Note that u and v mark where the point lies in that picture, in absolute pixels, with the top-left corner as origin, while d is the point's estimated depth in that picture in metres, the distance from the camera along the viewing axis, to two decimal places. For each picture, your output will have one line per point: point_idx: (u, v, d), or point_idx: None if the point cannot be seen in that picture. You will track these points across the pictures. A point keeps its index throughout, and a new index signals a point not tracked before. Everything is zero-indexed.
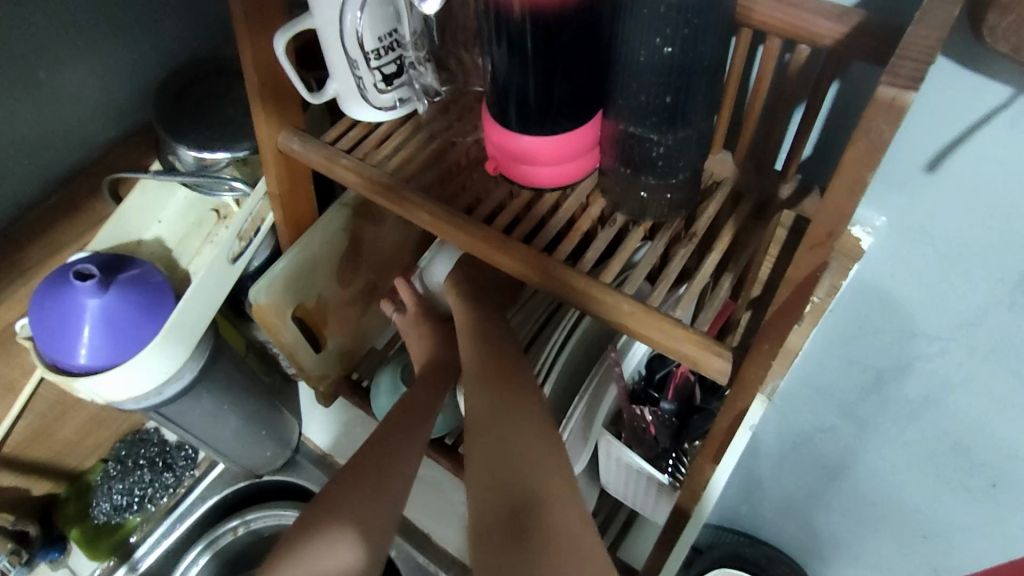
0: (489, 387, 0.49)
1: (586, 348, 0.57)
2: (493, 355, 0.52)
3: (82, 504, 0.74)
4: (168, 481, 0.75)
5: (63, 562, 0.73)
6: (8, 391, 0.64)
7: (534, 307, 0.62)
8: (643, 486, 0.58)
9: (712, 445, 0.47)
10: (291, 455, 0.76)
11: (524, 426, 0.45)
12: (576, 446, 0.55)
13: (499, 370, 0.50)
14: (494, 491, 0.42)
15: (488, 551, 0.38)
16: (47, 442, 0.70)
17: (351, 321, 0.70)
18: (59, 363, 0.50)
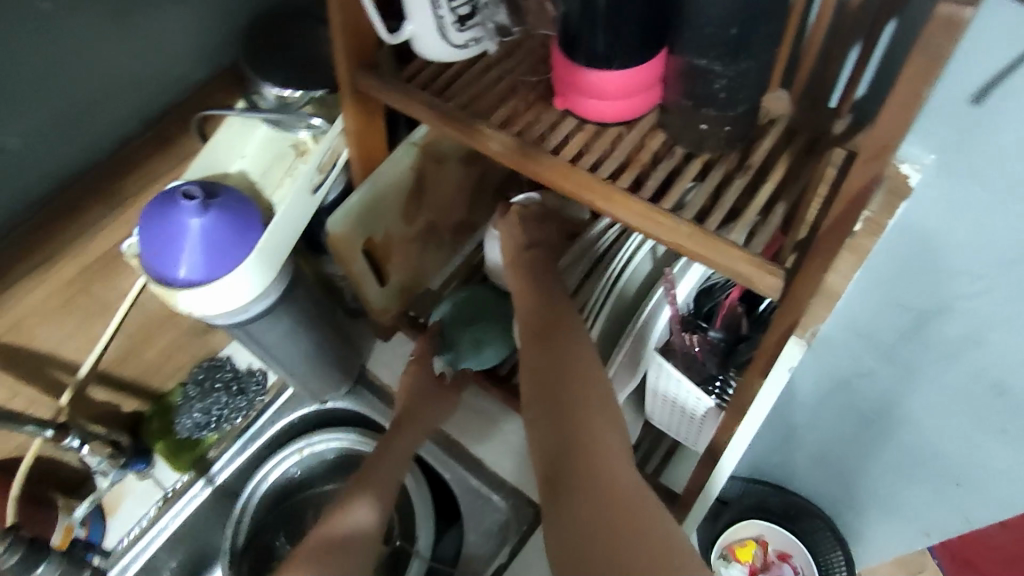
0: (543, 359, 0.55)
1: (633, 292, 0.61)
2: (556, 310, 0.58)
3: (165, 422, 0.80)
4: (242, 405, 0.81)
5: (148, 473, 0.79)
6: (104, 310, 0.69)
7: (587, 248, 0.66)
8: (693, 420, 0.62)
9: (761, 360, 0.50)
10: (354, 384, 0.81)
11: (578, 402, 0.51)
12: (623, 376, 0.60)
13: (558, 333, 0.56)
14: (576, 462, 0.47)
15: (570, 517, 0.44)
16: (136, 361, 0.77)
17: (413, 255, 0.75)
18: (161, 276, 0.55)
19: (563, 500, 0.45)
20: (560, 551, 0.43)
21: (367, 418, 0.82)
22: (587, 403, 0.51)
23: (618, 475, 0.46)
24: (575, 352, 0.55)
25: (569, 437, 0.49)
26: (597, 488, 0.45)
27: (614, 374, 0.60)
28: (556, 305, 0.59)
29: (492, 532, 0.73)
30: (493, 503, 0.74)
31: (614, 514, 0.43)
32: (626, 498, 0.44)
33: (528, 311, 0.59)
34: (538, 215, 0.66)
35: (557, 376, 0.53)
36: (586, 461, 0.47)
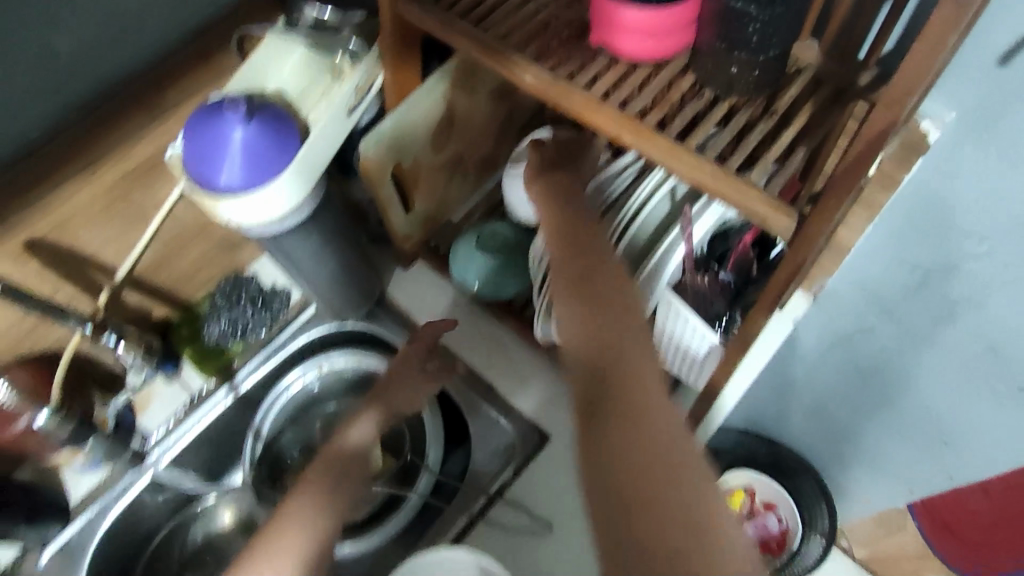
0: (582, 295, 0.57)
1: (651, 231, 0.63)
2: (595, 250, 0.59)
3: (193, 329, 0.84)
4: (266, 318, 0.85)
5: (177, 376, 0.85)
6: (139, 220, 0.73)
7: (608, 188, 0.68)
8: (693, 361, 0.65)
9: (769, 296, 0.53)
10: (373, 307, 0.85)
11: (619, 345, 0.54)
12: None
13: (599, 275, 0.57)
14: (623, 407, 0.50)
15: (618, 459, 0.48)
16: (170, 269, 0.82)
17: (438, 185, 0.78)
18: (203, 183, 0.58)
19: (603, 444, 0.49)
20: (603, 493, 0.47)
21: (383, 340, 0.86)
22: (630, 345, 0.54)
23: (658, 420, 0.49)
24: (615, 290, 0.56)
25: (611, 378, 0.52)
26: (636, 436, 0.48)
27: None
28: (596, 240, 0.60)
29: (499, 453, 0.77)
30: (499, 427, 0.78)
31: (654, 466, 0.46)
32: (666, 450, 0.47)
33: (566, 250, 0.60)
34: (559, 150, 0.68)
35: (598, 314, 0.55)
36: (625, 406, 0.50)
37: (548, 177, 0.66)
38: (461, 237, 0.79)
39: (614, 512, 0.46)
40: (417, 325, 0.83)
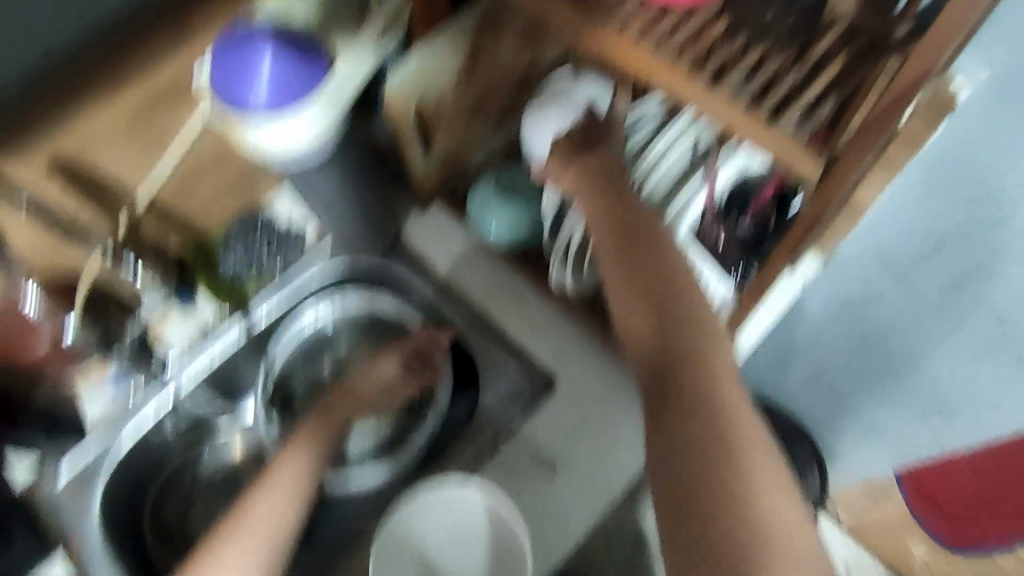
0: (645, 285, 0.55)
1: (672, 182, 0.63)
2: (647, 228, 0.58)
3: (208, 262, 0.83)
4: (282, 254, 0.85)
5: (192, 309, 0.84)
6: (158, 145, 0.74)
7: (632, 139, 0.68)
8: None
9: (793, 236, 0.57)
10: (387, 250, 0.85)
11: (693, 334, 0.52)
12: None
13: (652, 253, 0.56)
14: (683, 387, 0.49)
15: (679, 439, 0.47)
16: (188, 201, 0.82)
17: (459, 127, 0.77)
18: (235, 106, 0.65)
19: (686, 435, 0.46)
20: (679, 477, 0.45)
21: (391, 280, 0.86)
22: (688, 322, 0.52)
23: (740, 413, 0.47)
24: (682, 283, 0.54)
25: (684, 370, 0.50)
26: (722, 427, 0.46)
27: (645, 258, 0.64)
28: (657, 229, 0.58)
29: (506, 397, 0.79)
30: (508, 371, 0.79)
31: (745, 461, 0.44)
32: (738, 434, 0.46)
33: (615, 229, 0.58)
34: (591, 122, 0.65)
35: (664, 306, 0.53)
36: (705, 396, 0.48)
37: (589, 158, 0.62)
38: (483, 180, 0.79)
39: (677, 498, 0.45)
40: (429, 268, 0.84)
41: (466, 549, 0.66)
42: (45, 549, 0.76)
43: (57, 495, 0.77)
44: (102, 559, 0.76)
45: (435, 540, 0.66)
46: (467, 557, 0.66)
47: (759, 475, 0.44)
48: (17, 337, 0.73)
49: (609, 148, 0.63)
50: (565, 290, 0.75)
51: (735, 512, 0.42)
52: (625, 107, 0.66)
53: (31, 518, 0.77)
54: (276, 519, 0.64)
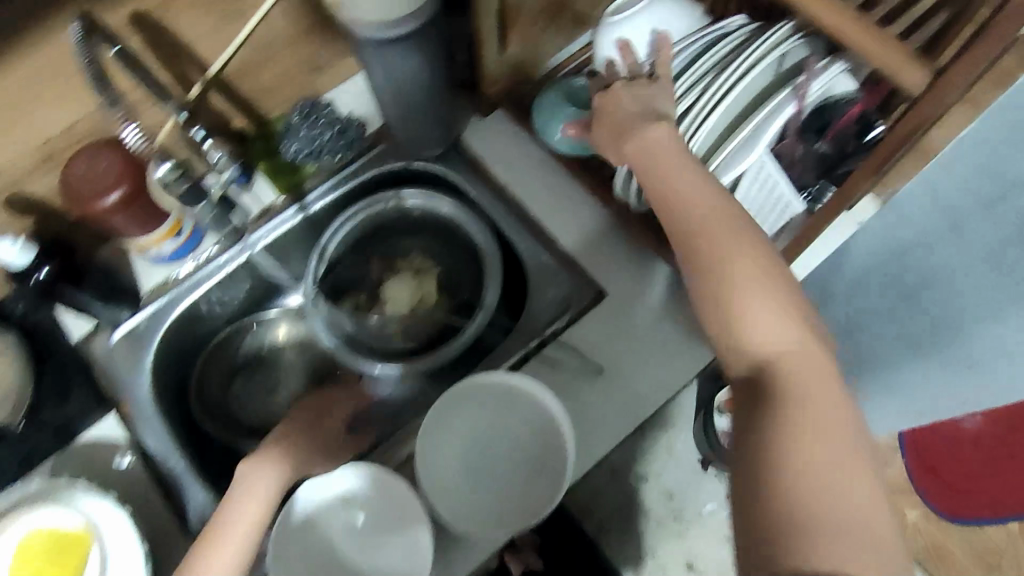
0: (718, 277, 0.52)
1: (748, 99, 0.64)
2: (722, 217, 0.54)
3: (269, 146, 0.86)
4: (342, 145, 0.84)
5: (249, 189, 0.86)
6: (236, 17, 0.73)
7: (717, 53, 0.67)
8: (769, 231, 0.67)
9: (885, 148, 0.55)
10: (448, 149, 0.86)
11: (771, 326, 0.50)
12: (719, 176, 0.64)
13: (727, 242, 0.53)
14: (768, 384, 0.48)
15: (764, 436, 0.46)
16: (254, 79, 0.82)
17: (534, 31, 0.78)
18: None
19: (776, 431, 0.45)
20: (764, 476, 0.44)
21: (448, 181, 0.87)
22: (764, 314, 0.51)
23: (825, 400, 0.47)
24: (753, 266, 0.52)
25: (764, 366, 0.49)
26: (808, 414, 0.46)
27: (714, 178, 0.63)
28: (715, 219, 0.54)
29: (551, 305, 0.80)
30: (559, 277, 0.80)
31: (835, 449, 0.44)
32: (825, 430, 0.45)
33: (686, 218, 0.55)
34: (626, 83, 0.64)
35: (738, 296, 0.51)
36: (788, 389, 0.48)
37: (637, 135, 0.59)
38: (549, 90, 0.80)
39: (758, 497, 0.44)
40: (487, 171, 0.84)
41: (501, 437, 0.70)
42: (99, 404, 0.77)
43: (113, 351, 0.81)
44: (154, 417, 0.79)
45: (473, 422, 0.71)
46: (499, 442, 0.70)
47: (853, 467, 0.44)
48: (89, 193, 0.71)
49: (657, 101, 0.62)
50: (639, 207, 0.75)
51: (819, 516, 0.41)
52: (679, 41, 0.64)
53: (88, 374, 0.79)
54: (237, 548, 0.60)
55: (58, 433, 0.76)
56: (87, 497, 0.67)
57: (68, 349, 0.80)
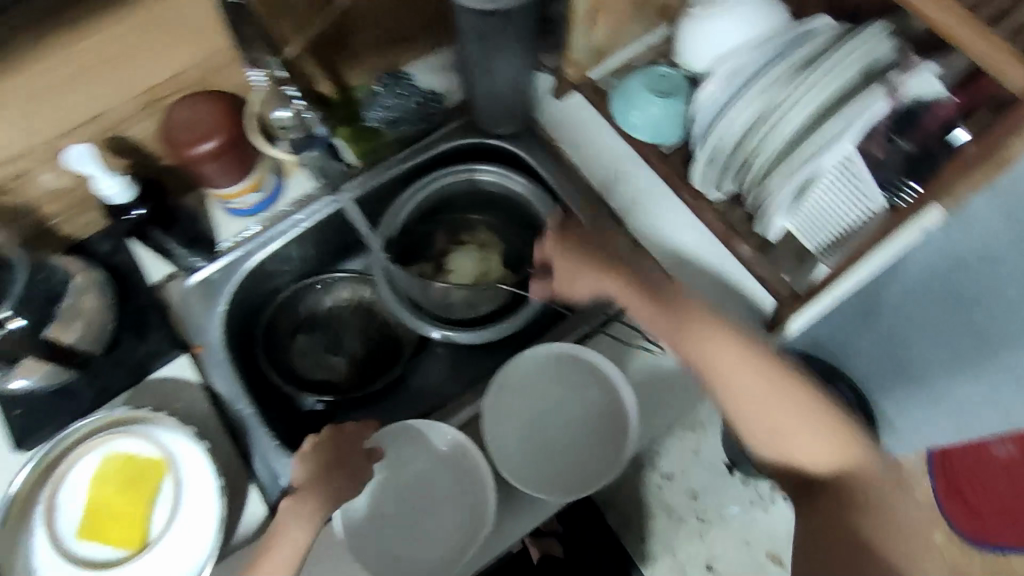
0: (778, 422, 0.65)
1: (832, 95, 0.66)
2: (773, 374, 0.66)
3: (350, 112, 0.89)
4: (421, 116, 0.90)
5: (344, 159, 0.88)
6: None
7: (802, 50, 0.69)
8: (843, 233, 0.68)
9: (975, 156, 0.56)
10: (523, 130, 0.88)
11: (829, 450, 0.64)
12: (786, 170, 0.69)
13: (775, 393, 0.65)
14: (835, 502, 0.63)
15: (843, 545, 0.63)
16: (343, 46, 0.84)
17: (622, 21, 0.80)
18: None
19: (856, 539, 0.62)
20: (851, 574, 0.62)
21: (518, 161, 0.90)
22: (818, 444, 0.64)
23: (872, 485, 0.63)
24: (781, 413, 0.65)
25: (813, 473, 0.64)
26: (876, 518, 0.62)
27: (782, 173, 0.69)
28: (770, 376, 0.66)
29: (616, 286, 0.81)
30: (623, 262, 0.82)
31: (881, 527, 0.63)
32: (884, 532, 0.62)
33: (740, 377, 0.66)
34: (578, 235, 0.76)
35: (789, 436, 0.64)
36: (840, 493, 0.63)
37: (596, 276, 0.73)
38: (632, 76, 0.82)
39: None
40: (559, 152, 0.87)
41: (548, 425, 0.74)
42: (176, 347, 0.80)
43: (187, 295, 0.83)
44: (223, 359, 0.81)
45: (523, 406, 0.74)
46: (555, 432, 0.74)
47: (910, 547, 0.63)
48: (187, 138, 0.74)
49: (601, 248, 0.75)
50: (715, 196, 0.77)
51: None
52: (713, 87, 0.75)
53: (164, 316, 0.82)
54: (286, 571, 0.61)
55: (134, 370, 0.78)
56: (168, 435, 0.71)
57: (146, 293, 0.83)
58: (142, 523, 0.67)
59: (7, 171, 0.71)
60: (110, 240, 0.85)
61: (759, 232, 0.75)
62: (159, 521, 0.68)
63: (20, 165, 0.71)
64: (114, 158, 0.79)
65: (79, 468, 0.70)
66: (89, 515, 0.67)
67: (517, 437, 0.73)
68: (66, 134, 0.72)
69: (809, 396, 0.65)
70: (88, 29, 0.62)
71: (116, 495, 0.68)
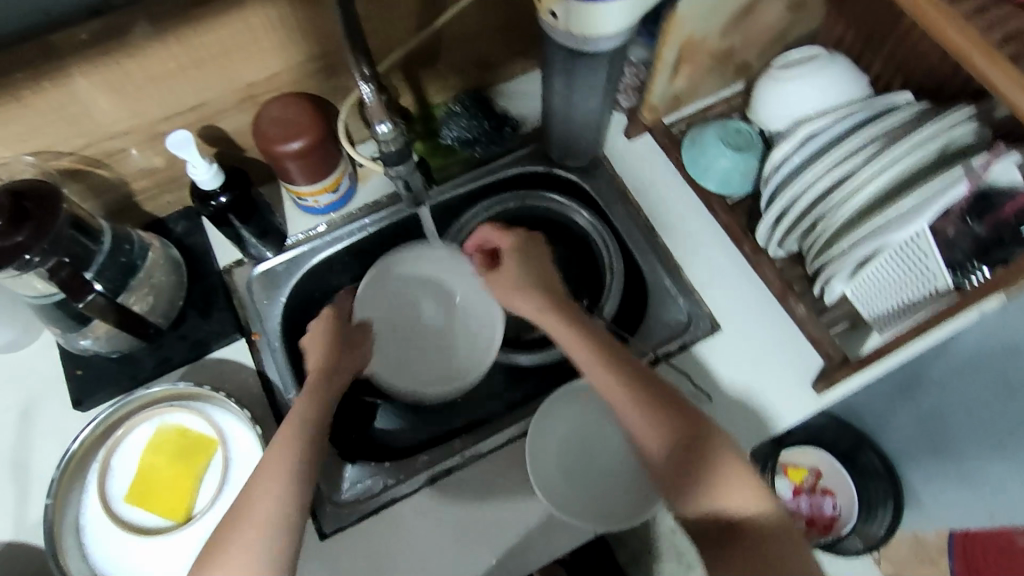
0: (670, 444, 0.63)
1: (912, 172, 0.67)
2: (661, 397, 0.65)
3: (427, 128, 0.93)
4: (494, 140, 0.92)
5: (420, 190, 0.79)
6: (436, 7, 0.79)
7: (888, 124, 0.71)
8: (903, 303, 0.70)
9: None
10: (592, 164, 0.91)
11: (722, 479, 0.60)
12: (853, 240, 0.70)
13: (669, 414, 0.64)
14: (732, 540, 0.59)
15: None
16: (430, 64, 0.88)
17: (701, 73, 0.83)
18: None
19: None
20: None
21: (582, 192, 0.92)
22: (709, 469, 0.61)
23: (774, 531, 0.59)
24: (709, 468, 0.61)
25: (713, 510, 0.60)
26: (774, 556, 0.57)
27: (849, 245, 0.70)
28: (663, 401, 0.65)
29: (671, 327, 0.83)
30: (676, 304, 0.83)
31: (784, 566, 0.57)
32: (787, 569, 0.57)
33: (627, 402, 0.65)
34: (525, 248, 0.83)
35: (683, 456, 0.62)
36: (754, 537, 0.58)
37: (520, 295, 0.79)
38: (695, 127, 0.86)
39: None
40: (624, 189, 0.89)
41: (577, 455, 0.76)
42: (236, 330, 0.82)
43: (251, 282, 0.87)
44: (277, 348, 0.84)
45: (558, 433, 0.76)
46: (586, 462, 0.76)
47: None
48: (278, 134, 0.77)
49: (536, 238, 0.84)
50: (776, 254, 0.79)
51: None
52: (778, 239, 0.77)
53: (229, 298, 0.85)
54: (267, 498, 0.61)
55: (194, 346, 0.81)
56: (224, 416, 0.74)
57: (215, 274, 0.86)
58: (188, 498, 0.70)
59: (109, 145, 0.76)
60: (185, 222, 0.89)
61: (817, 293, 0.77)
62: (204, 498, 0.71)
63: (125, 141, 0.77)
64: (205, 144, 0.83)
65: (137, 434, 0.73)
66: (137, 481, 0.70)
67: (556, 456, 0.75)
68: (170, 117, 0.77)
69: (703, 432, 0.63)
70: (209, 22, 0.68)
71: (167, 466, 0.71)
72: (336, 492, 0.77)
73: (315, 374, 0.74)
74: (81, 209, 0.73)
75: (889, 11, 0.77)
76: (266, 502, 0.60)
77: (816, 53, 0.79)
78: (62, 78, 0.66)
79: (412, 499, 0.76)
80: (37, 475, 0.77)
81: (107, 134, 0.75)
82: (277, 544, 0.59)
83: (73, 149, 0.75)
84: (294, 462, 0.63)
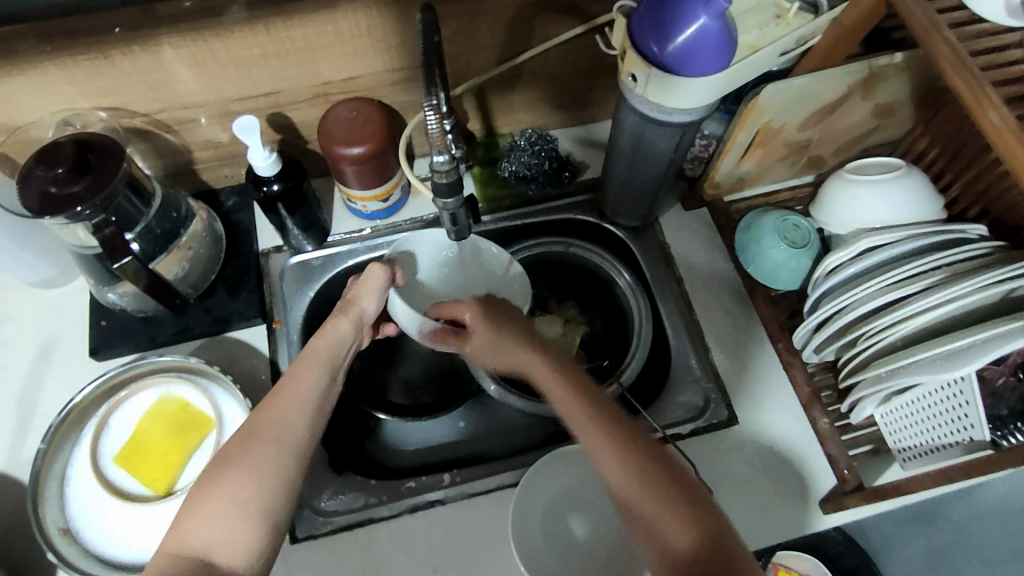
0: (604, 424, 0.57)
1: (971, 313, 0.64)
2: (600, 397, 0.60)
3: (488, 154, 0.93)
4: (551, 180, 0.91)
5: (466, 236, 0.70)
6: (522, 44, 0.79)
7: (964, 260, 0.67)
8: (930, 445, 0.67)
9: None
10: (642, 226, 0.90)
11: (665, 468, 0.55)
12: (888, 368, 0.67)
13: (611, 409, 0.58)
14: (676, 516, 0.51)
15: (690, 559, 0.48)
16: (505, 97, 0.88)
17: (772, 159, 0.80)
18: (651, 45, 0.60)
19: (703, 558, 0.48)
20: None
21: (626, 249, 0.91)
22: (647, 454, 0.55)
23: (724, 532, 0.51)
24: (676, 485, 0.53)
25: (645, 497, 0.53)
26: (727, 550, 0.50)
27: (887, 372, 0.67)
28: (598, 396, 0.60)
29: (688, 408, 0.80)
30: (697, 387, 0.81)
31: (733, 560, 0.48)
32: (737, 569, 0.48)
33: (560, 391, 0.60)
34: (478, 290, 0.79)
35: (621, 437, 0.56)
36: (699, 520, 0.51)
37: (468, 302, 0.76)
38: (752, 213, 0.84)
39: None
40: (670, 258, 0.87)
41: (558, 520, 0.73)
42: (259, 315, 0.83)
43: (285, 272, 0.88)
44: (294, 341, 0.84)
45: (544, 495, 0.74)
46: (568, 521, 0.74)
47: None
48: (341, 138, 0.77)
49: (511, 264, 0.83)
50: (810, 362, 0.77)
51: None
52: (821, 347, 0.74)
53: (260, 281, 0.86)
54: (279, 443, 0.55)
55: (216, 322, 0.82)
56: (223, 398, 0.74)
57: (251, 255, 0.87)
58: (171, 472, 0.70)
59: (181, 113, 0.78)
60: (237, 198, 0.91)
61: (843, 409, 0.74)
62: (187, 476, 0.71)
63: (197, 112, 0.79)
64: (272, 130, 0.85)
65: (139, 398, 0.75)
66: (128, 444, 0.71)
67: (538, 517, 0.73)
68: (243, 99, 0.79)
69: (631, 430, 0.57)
70: (299, 19, 0.70)
71: (160, 436, 0.72)
72: (321, 502, 0.76)
73: (341, 317, 0.68)
74: (139, 169, 0.75)
75: (979, 139, 0.73)
76: (281, 430, 0.56)
77: (898, 165, 0.76)
78: (151, 45, 0.68)
79: (389, 524, 0.75)
80: (41, 415, 0.78)
81: (181, 104, 0.77)
82: (285, 468, 0.54)
83: (148, 111, 0.77)
84: (309, 397, 0.59)
